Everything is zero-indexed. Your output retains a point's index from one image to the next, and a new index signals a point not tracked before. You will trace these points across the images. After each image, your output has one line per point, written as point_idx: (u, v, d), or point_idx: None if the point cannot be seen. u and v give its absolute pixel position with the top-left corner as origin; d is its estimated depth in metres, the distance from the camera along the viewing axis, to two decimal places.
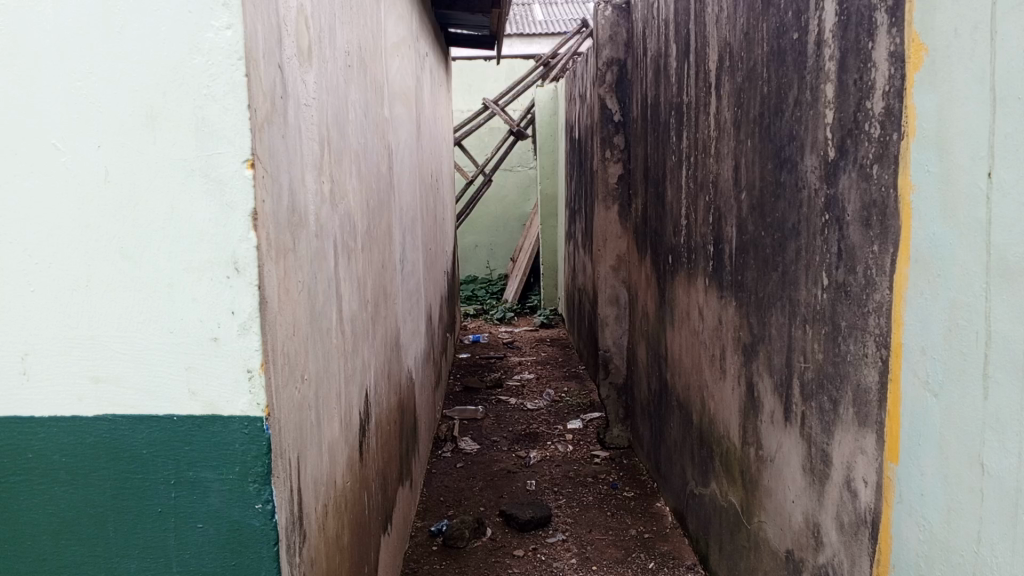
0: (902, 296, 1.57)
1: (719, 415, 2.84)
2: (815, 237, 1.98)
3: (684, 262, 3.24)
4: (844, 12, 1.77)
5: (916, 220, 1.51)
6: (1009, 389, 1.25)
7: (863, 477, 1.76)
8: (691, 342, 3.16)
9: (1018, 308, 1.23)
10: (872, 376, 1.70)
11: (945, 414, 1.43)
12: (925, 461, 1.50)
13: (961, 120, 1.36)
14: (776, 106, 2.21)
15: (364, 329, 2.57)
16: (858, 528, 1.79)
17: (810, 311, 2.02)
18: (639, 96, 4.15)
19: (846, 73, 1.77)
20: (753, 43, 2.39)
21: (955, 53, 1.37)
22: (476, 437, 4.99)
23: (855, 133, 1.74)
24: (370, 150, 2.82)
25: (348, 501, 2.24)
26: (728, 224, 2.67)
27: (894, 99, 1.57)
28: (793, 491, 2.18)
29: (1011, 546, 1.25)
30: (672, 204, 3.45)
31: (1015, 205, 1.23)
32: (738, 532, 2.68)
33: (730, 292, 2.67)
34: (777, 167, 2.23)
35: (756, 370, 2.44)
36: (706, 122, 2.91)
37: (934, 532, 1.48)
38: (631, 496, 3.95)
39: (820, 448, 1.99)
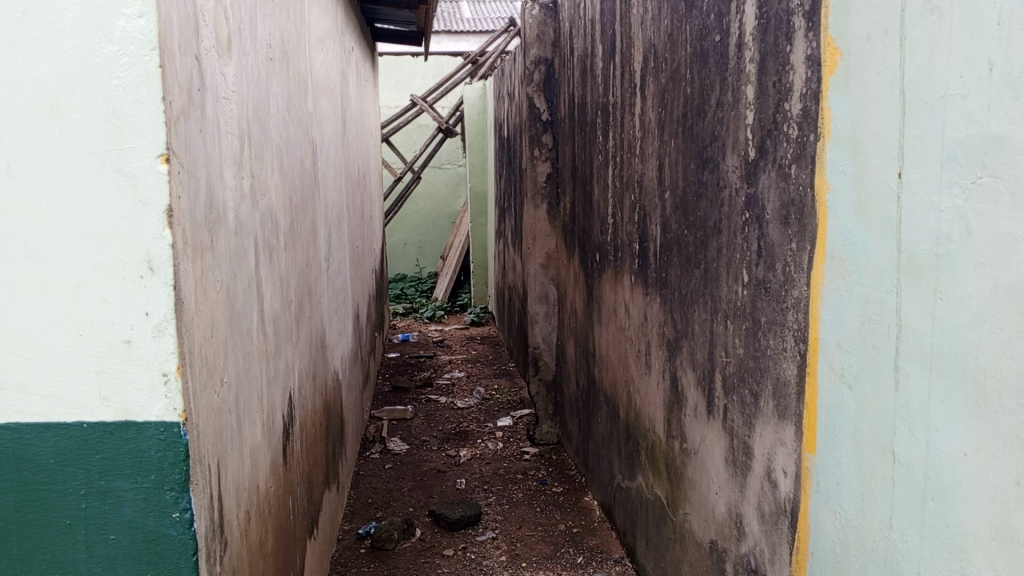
0: (820, 292, 1.61)
1: (645, 410, 2.89)
2: (735, 235, 2.03)
3: (611, 260, 3.28)
4: (763, 16, 1.82)
5: (832, 219, 1.56)
6: (919, 381, 1.30)
7: (783, 469, 1.81)
8: (618, 338, 3.20)
9: (926, 303, 1.28)
10: (791, 369, 1.75)
11: (859, 406, 1.49)
12: (841, 452, 1.56)
13: (873, 123, 1.41)
14: (699, 107, 2.26)
15: (287, 329, 2.51)
16: (778, 518, 1.84)
17: (731, 307, 2.07)
18: (566, 95, 4.18)
19: (765, 75, 1.82)
20: (676, 45, 2.43)
21: (868, 58, 1.42)
22: (405, 438, 4.94)
23: (774, 134, 1.79)
24: (292, 146, 2.75)
25: (272, 506, 2.18)
26: (653, 223, 2.70)
27: (811, 101, 1.61)
28: (716, 483, 2.23)
29: (920, 531, 1.30)
30: (599, 203, 3.48)
31: (923, 204, 1.28)
32: (664, 525, 2.72)
33: (655, 290, 2.71)
34: (699, 166, 2.28)
35: (680, 365, 2.48)
36: (631, 122, 2.95)
37: (849, 520, 1.53)
38: (560, 492, 3.98)
39: (741, 441, 2.04)
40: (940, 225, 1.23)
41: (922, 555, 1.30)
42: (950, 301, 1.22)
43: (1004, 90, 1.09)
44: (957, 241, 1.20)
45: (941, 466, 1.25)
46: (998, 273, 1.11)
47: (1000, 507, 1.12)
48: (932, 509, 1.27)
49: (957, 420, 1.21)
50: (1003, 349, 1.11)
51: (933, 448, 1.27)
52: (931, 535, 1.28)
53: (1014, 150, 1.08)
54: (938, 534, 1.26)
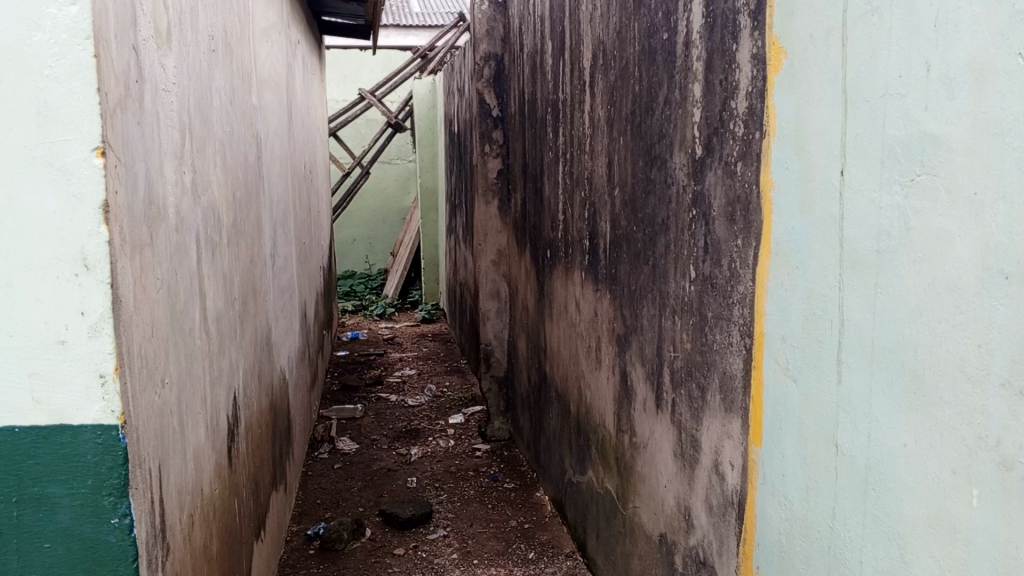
0: (764, 288, 1.64)
1: (596, 406, 2.90)
2: (683, 232, 2.05)
3: (562, 256, 3.28)
4: (709, 14, 1.84)
5: (777, 216, 1.59)
6: (861, 374, 1.33)
7: (730, 461, 1.84)
8: (569, 334, 3.21)
9: (867, 298, 1.31)
10: (737, 363, 1.78)
11: (804, 399, 1.51)
12: (786, 444, 1.58)
13: (817, 121, 1.43)
14: (647, 105, 2.27)
15: (230, 328, 2.45)
16: (725, 510, 1.87)
17: (678, 302, 2.09)
18: (516, 91, 4.17)
19: (712, 73, 1.84)
20: (625, 42, 2.44)
21: (811, 58, 1.44)
22: (355, 437, 4.88)
23: (720, 132, 1.81)
24: (236, 140, 2.68)
25: (216, 509, 2.13)
26: (603, 220, 2.72)
27: (757, 100, 1.64)
28: (665, 476, 2.25)
29: (862, 520, 1.33)
30: (550, 199, 3.48)
31: (864, 201, 1.31)
32: (615, 519, 2.74)
33: (605, 286, 2.72)
34: (647, 164, 2.29)
35: (630, 360, 2.50)
36: (581, 119, 2.95)
37: (794, 510, 1.56)
38: (512, 488, 3.98)
39: (689, 434, 2.07)
40: (881, 222, 1.26)
41: (864, 544, 1.33)
42: (890, 296, 1.25)
43: (941, 90, 1.12)
44: (897, 238, 1.23)
45: (882, 457, 1.28)
46: (936, 269, 1.14)
47: (938, 497, 1.15)
48: (873, 499, 1.30)
49: (897, 411, 1.24)
50: (941, 342, 1.14)
51: (874, 440, 1.30)
52: (872, 524, 1.31)
53: (950, 148, 1.11)
54: (879, 522, 1.29)
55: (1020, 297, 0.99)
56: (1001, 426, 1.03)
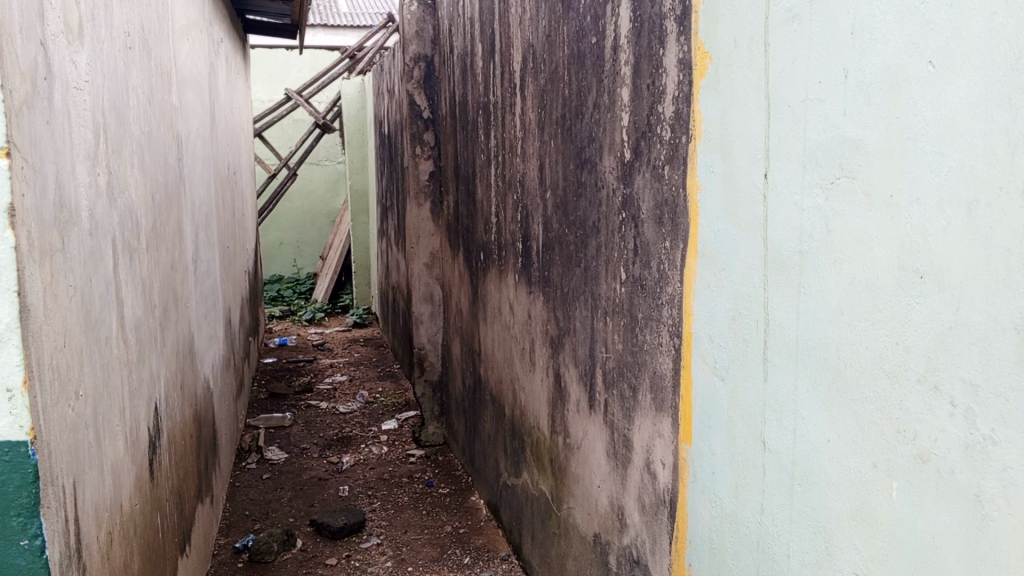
0: (692, 289, 1.67)
1: (530, 408, 2.90)
2: (613, 234, 2.07)
3: (496, 259, 3.28)
4: (637, 19, 1.86)
5: (703, 218, 1.62)
6: (785, 372, 1.37)
7: (661, 460, 1.86)
8: (503, 337, 3.21)
9: (791, 298, 1.34)
10: (667, 363, 1.80)
11: (731, 397, 1.55)
12: (714, 442, 1.61)
13: (741, 126, 1.46)
14: (577, 109, 2.29)
15: (150, 335, 2.35)
16: (657, 508, 1.89)
17: (610, 303, 2.11)
18: (446, 93, 4.15)
19: (640, 78, 1.86)
20: (554, 46, 2.45)
21: (735, 63, 1.47)
22: (284, 446, 4.77)
23: (648, 136, 1.83)
24: (155, 141, 2.59)
25: (138, 525, 2.04)
26: (535, 223, 2.73)
27: (683, 104, 1.67)
28: (599, 476, 2.27)
29: (788, 515, 1.37)
30: (482, 202, 3.47)
31: (787, 203, 1.34)
32: (550, 520, 2.75)
33: (538, 288, 2.73)
34: (578, 167, 2.31)
35: (563, 362, 2.51)
36: (512, 121, 2.96)
37: (723, 507, 1.59)
38: (447, 493, 3.95)
39: (621, 434, 2.08)
40: (803, 224, 1.30)
41: (791, 539, 1.36)
42: (813, 296, 1.28)
43: (858, 96, 1.16)
44: (818, 239, 1.26)
45: (807, 453, 1.31)
46: (855, 269, 1.18)
47: (860, 491, 1.18)
48: (800, 494, 1.33)
49: (820, 408, 1.27)
50: (861, 340, 1.17)
51: (799, 437, 1.33)
52: (798, 520, 1.34)
53: (868, 152, 1.14)
54: (805, 516, 1.32)
55: (935, 295, 1.03)
56: (919, 420, 1.06)
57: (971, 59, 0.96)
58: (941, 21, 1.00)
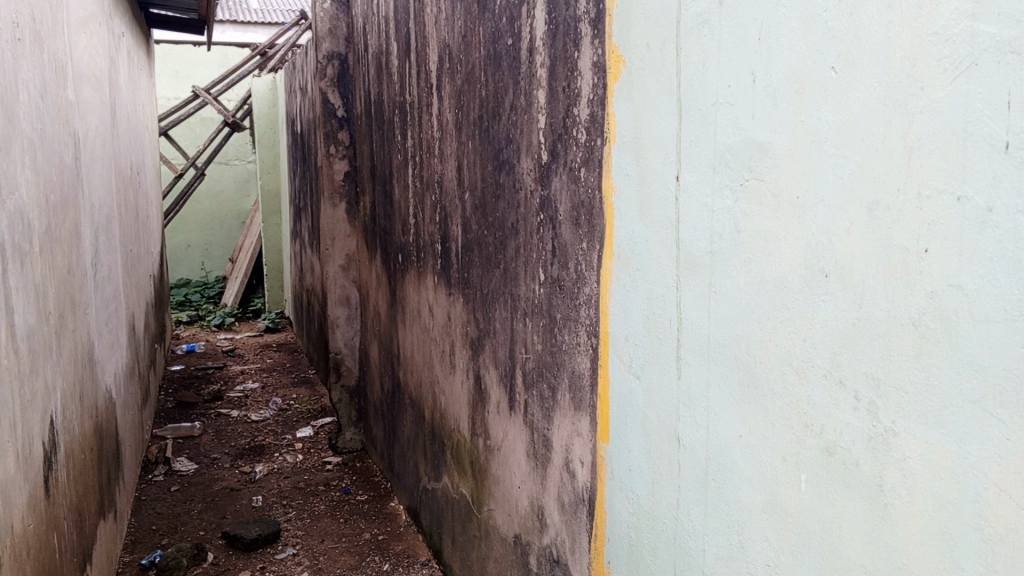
0: (608, 289, 1.69)
1: (450, 410, 2.88)
2: (531, 236, 2.07)
3: (414, 260, 3.24)
4: (552, 22, 1.86)
5: (618, 220, 1.63)
6: (698, 369, 1.40)
7: (580, 459, 1.88)
8: (422, 339, 3.18)
9: (702, 297, 1.37)
10: (585, 363, 1.82)
11: (647, 396, 1.57)
12: (631, 440, 1.63)
13: (654, 128, 1.49)
14: (494, 110, 2.28)
15: (44, 344, 2.22)
16: (577, 507, 1.90)
17: (529, 304, 2.11)
18: (362, 93, 4.08)
19: (556, 80, 1.87)
20: (471, 47, 2.44)
21: (648, 66, 1.50)
22: (193, 457, 4.59)
23: (564, 138, 1.85)
24: (48, 138, 2.44)
25: (31, 547, 1.92)
26: (453, 224, 2.71)
27: (597, 107, 1.68)
28: (519, 477, 2.27)
29: (703, 509, 1.40)
30: (400, 203, 3.43)
31: (698, 205, 1.37)
32: (470, 523, 2.74)
33: (458, 290, 2.71)
34: (495, 168, 2.30)
35: (483, 364, 2.50)
36: (429, 121, 2.93)
37: (641, 503, 1.61)
38: (365, 499, 3.88)
39: (541, 434, 2.09)
40: (714, 225, 1.33)
41: (705, 534, 1.39)
42: (723, 295, 1.31)
43: (766, 100, 1.19)
44: (728, 239, 1.30)
45: (720, 449, 1.34)
46: (764, 268, 1.21)
47: (771, 484, 1.22)
48: (713, 488, 1.36)
49: (731, 404, 1.31)
50: (770, 337, 1.21)
51: (712, 432, 1.36)
52: (713, 514, 1.37)
53: (775, 155, 1.18)
54: (718, 511, 1.35)
55: (839, 293, 1.07)
56: (825, 414, 1.10)
57: (870, 66, 1.00)
58: (842, 29, 1.04)
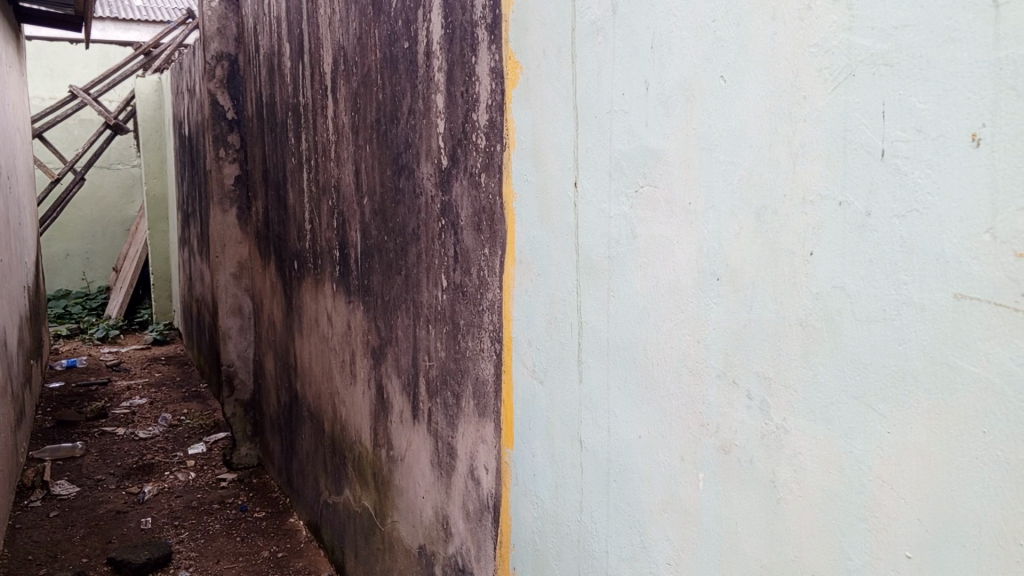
0: (511, 295, 1.69)
1: (351, 422, 2.81)
2: (433, 242, 2.05)
3: (311, 268, 3.15)
4: (448, 26, 1.85)
5: (519, 225, 1.63)
6: (599, 372, 1.41)
7: (484, 466, 1.87)
8: (320, 349, 3.09)
9: (602, 301, 1.39)
10: (489, 369, 1.81)
11: (549, 399, 1.57)
12: (535, 444, 1.64)
13: (552, 134, 1.50)
14: (392, 114, 2.25)
15: None
16: (482, 515, 1.89)
17: (432, 311, 2.08)
18: (253, 95, 3.95)
19: (453, 85, 1.86)
20: (366, 49, 2.40)
21: (544, 73, 1.50)
22: (75, 479, 4.31)
23: (464, 143, 1.84)
24: None
25: None
26: (352, 230, 2.65)
27: (496, 112, 1.68)
28: (423, 487, 2.24)
29: (606, 511, 1.41)
30: (295, 208, 3.33)
31: (596, 211, 1.38)
32: (373, 536, 2.68)
33: (357, 298, 2.65)
34: (394, 173, 2.27)
35: (385, 373, 2.45)
36: (324, 125, 2.86)
37: (545, 508, 1.61)
38: (263, 517, 3.74)
39: (445, 442, 2.07)
40: (611, 230, 1.34)
41: (608, 535, 1.41)
42: (622, 299, 1.33)
43: (659, 107, 1.22)
44: (624, 244, 1.32)
45: (621, 451, 1.36)
46: (660, 272, 1.24)
47: (670, 483, 1.24)
48: (615, 490, 1.38)
49: (631, 406, 1.32)
50: (666, 339, 1.23)
51: (613, 434, 1.38)
52: (616, 515, 1.38)
53: (667, 162, 1.21)
54: (620, 512, 1.37)
55: (730, 295, 1.10)
56: (719, 413, 1.13)
57: (757, 76, 1.04)
58: (730, 38, 1.07)
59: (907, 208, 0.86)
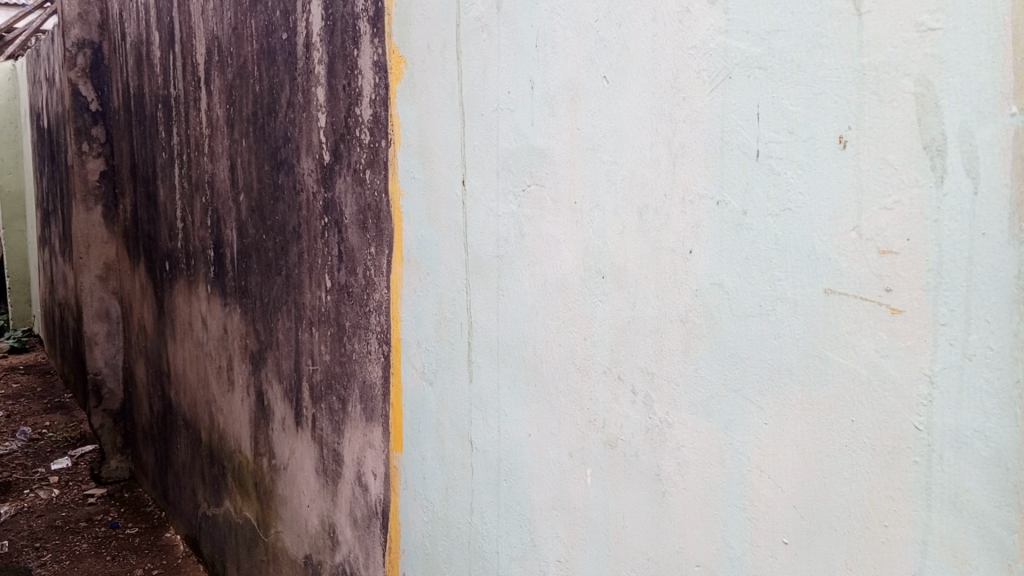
0: (398, 295, 1.65)
1: (230, 430, 2.69)
2: (315, 240, 1.98)
3: (184, 269, 2.99)
4: (329, 18, 1.79)
5: (406, 223, 1.60)
6: (488, 371, 1.40)
7: (372, 471, 1.82)
8: (195, 355, 2.94)
9: (491, 300, 1.37)
10: (376, 372, 1.76)
11: (439, 400, 1.55)
12: (424, 446, 1.61)
13: (437, 131, 1.48)
14: (269, 107, 2.16)
15: None
16: (370, 521, 1.84)
17: (315, 313, 2.01)
18: (119, 86, 3.70)
19: (335, 78, 1.80)
20: (242, 40, 2.29)
21: (430, 69, 1.48)
22: None
23: (347, 138, 1.78)
24: None
25: None
26: (228, 228, 2.53)
27: (380, 107, 1.64)
28: (307, 495, 2.16)
29: (496, 510, 1.40)
30: (166, 206, 3.15)
31: (484, 210, 1.37)
32: (256, 548, 2.57)
33: (234, 300, 2.53)
34: (273, 169, 2.18)
35: (265, 379, 2.36)
36: (197, 118, 2.72)
37: (435, 510, 1.58)
38: (135, 533, 3.52)
39: (331, 449, 2.00)
40: (499, 229, 1.33)
41: (499, 535, 1.40)
42: (511, 297, 1.32)
43: (544, 106, 1.22)
44: (513, 243, 1.31)
45: (511, 449, 1.35)
46: (547, 271, 1.24)
47: (559, 481, 1.25)
48: (506, 489, 1.37)
49: (520, 405, 1.32)
50: (555, 337, 1.23)
51: (503, 433, 1.37)
52: (506, 514, 1.37)
53: (553, 161, 1.21)
54: (511, 511, 1.36)
55: (615, 294, 1.12)
56: (606, 409, 1.14)
57: (639, 77, 1.05)
58: (612, 40, 1.09)
59: (780, 207, 0.89)
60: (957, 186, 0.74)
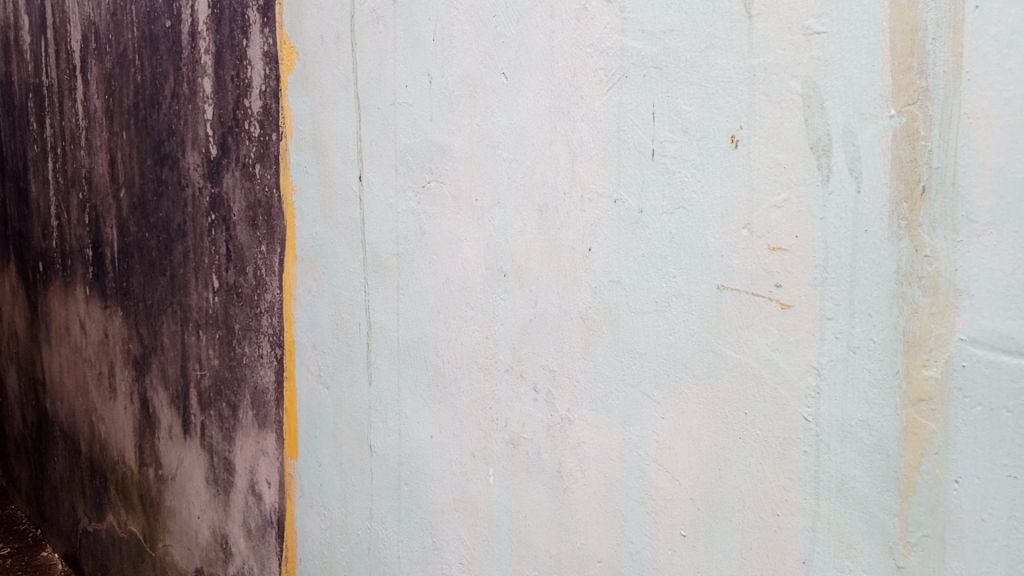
0: (292, 295, 1.59)
1: (112, 440, 2.54)
2: (201, 238, 1.88)
3: (59, 270, 2.80)
4: (216, 5, 1.71)
5: (300, 221, 1.54)
6: (387, 373, 1.37)
7: (266, 479, 1.75)
8: (73, 361, 2.76)
9: (390, 299, 1.34)
10: (269, 375, 1.69)
11: (337, 403, 1.50)
12: (321, 451, 1.56)
13: (332, 125, 1.43)
14: (151, 98, 2.05)
15: None
16: (265, 531, 1.77)
17: (202, 314, 1.92)
18: None
19: (222, 69, 1.72)
20: (121, 26, 2.16)
21: (323, 60, 1.43)
22: None
23: (235, 131, 1.70)
24: None
25: None
26: (107, 226, 2.38)
27: (271, 99, 1.58)
28: (197, 506, 2.06)
29: (397, 515, 1.37)
30: (38, 203, 2.94)
31: (382, 207, 1.34)
32: (142, 564, 2.43)
33: (115, 302, 2.39)
34: (156, 163, 2.06)
35: (150, 385, 2.23)
36: (72, 108, 2.55)
37: (333, 518, 1.54)
38: (7, 554, 3.27)
39: (222, 457, 1.92)
40: (398, 227, 1.30)
41: (400, 539, 1.37)
42: (411, 296, 1.29)
43: (442, 101, 1.20)
44: (412, 240, 1.28)
45: (412, 451, 1.32)
46: (447, 269, 1.22)
47: (462, 481, 1.23)
48: (406, 493, 1.34)
49: (421, 406, 1.29)
50: (456, 337, 1.21)
51: (403, 435, 1.34)
52: (407, 517, 1.35)
53: (453, 157, 1.19)
54: (412, 515, 1.34)
55: (516, 291, 1.11)
56: (507, 408, 1.14)
57: (537, 73, 1.04)
58: (510, 35, 1.08)
59: (675, 205, 0.90)
60: (842, 184, 0.77)
